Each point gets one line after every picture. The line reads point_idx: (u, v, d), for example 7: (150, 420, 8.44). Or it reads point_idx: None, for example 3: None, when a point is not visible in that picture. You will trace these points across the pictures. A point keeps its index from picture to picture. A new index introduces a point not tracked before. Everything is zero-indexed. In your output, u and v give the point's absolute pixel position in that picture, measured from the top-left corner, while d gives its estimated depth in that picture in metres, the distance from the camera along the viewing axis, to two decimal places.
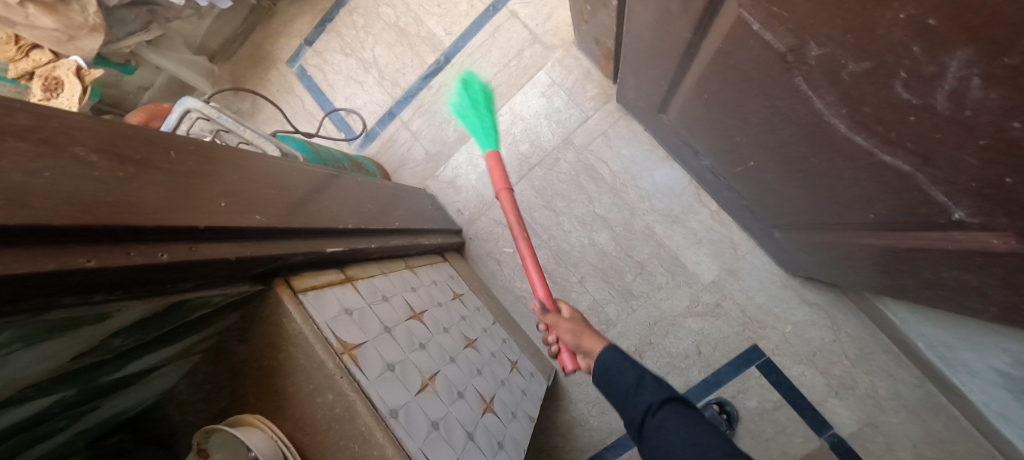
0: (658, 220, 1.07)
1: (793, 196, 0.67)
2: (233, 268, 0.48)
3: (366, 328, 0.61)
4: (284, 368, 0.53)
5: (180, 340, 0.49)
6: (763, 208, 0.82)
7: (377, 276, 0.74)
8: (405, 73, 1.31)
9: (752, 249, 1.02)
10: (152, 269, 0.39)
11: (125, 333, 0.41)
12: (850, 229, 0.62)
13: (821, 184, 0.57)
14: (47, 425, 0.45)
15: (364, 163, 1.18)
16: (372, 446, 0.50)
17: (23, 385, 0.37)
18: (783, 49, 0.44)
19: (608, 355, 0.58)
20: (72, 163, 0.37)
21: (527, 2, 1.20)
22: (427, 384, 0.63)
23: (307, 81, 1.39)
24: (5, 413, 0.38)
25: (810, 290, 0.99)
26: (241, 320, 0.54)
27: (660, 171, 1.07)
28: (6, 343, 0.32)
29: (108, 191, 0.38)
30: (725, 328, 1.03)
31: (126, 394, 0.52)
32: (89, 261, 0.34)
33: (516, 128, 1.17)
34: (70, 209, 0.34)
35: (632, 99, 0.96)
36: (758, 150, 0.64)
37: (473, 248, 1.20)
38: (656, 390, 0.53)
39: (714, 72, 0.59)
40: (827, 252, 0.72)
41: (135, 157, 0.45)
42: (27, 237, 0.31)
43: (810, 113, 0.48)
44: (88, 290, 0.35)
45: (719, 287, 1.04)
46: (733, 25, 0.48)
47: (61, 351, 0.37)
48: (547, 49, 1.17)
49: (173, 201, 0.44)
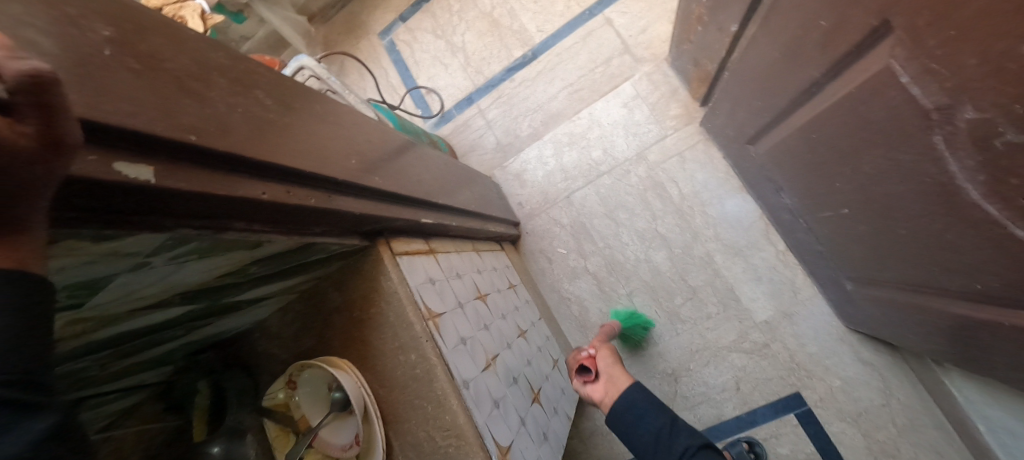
0: (720, 249, 1.06)
1: (885, 252, 0.65)
2: (353, 222, 0.52)
3: (445, 300, 0.64)
4: (373, 322, 0.57)
5: (292, 278, 0.54)
6: (842, 257, 0.80)
7: (452, 253, 0.78)
8: (490, 63, 1.33)
9: (814, 296, 1.00)
10: (300, 211, 0.43)
11: (262, 263, 0.45)
12: (942, 296, 0.60)
13: (925, 246, 0.56)
14: (170, 331, 0.50)
15: (438, 142, 1.22)
16: (445, 411, 0.53)
17: (178, 290, 0.42)
18: (929, 106, 0.43)
19: (644, 397, 0.60)
20: (255, 104, 0.42)
21: (625, 12, 1.21)
22: (490, 364, 0.66)
23: (394, 55, 1.44)
24: (155, 312, 0.43)
25: (868, 349, 0.96)
26: (341, 270, 0.58)
27: (731, 201, 1.06)
28: (189, 252, 0.36)
29: (278, 134, 0.43)
30: (770, 369, 1.02)
31: (232, 318, 0.57)
32: (264, 194, 0.38)
33: (591, 134, 1.18)
34: (255, 146, 0.38)
35: (720, 125, 0.96)
36: (859, 199, 0.63)
37: (527, 243, 1.22)
38: (690, 435, 0.56)
39: (833, 116, 0.58)
40: (906, 314, 0.70)
41: (294, 106, 0.49)
42: (226, 164, 0.35)
43: (938, 173, 0.47)
44: (252, 220, 0.39)
45: (771, 327, 1.02)
46: (875, 73, 0.48)
47: (216, 268, 0.42)
48: (636, 62, 1.17)
49: (319, 152, 0.48)
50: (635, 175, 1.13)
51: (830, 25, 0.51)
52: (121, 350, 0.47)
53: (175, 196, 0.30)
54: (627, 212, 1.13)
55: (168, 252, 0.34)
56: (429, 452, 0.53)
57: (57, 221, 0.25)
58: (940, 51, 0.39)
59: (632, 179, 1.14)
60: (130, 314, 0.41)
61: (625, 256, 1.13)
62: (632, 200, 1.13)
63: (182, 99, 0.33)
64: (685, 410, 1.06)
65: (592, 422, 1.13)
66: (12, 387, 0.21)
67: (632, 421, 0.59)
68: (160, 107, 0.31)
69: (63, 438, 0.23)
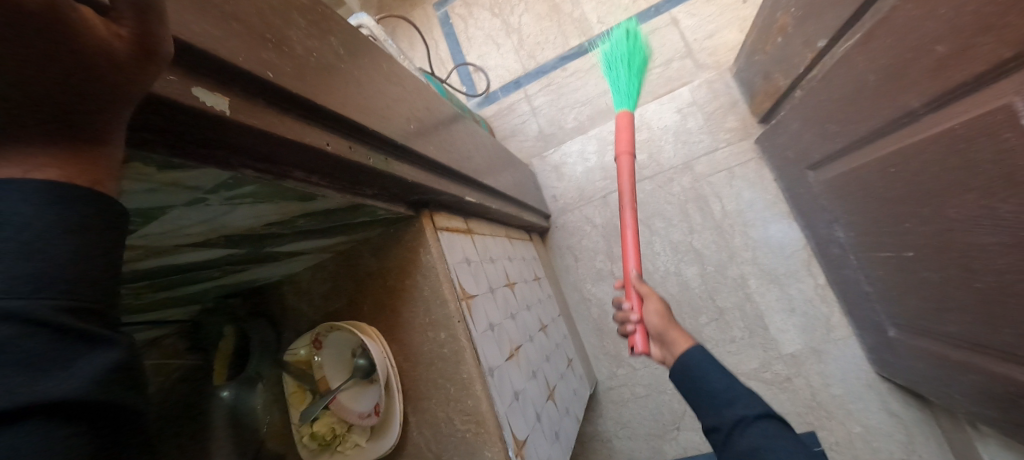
0: (755, 274, 1.02)
1: (950, 304, 0.61)
2: (404, 190, 0.50)
3: (478, 282, 0.63)
4: (407, 294, 0.55)
5: (333, 237, 0.52)
6: (893, 302, 0.76)
7: (488, 236, 0.76)
8: (544, 48, 1.29)
9: (848, 337, 0.96)
10: (359, 170, 0.41)
11: (310, 217, 0.44)
12: (1008, 361, 0.56)
13: (1003, 304, 0.52)
14: (206, 271, 0.49)
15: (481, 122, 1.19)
16: (468, 395, 0.51)
17: (226, 233, 0.41)
18: None
19: (696, 355, 0.49)
20: (329, 51, 0.40)
21: (694, 13, 1.15)
22: (514, 354, 0.64)
23: (447, 28, 1.41)
24: (198, 251, 0.42)
25: (897, 400, 0.91)
26: (381, 236, 0.57)
27: (776, 225, 1.02)
28: (247, 195, 0.35)
29: (347, 86, 0.41)
30: (788, 404, 0.98)
31: (267, 268, 0.56)
32: (328, 146, 0.36)
33: (638, 135, 1.14)
34: (325, 94, 0.36)
35: (782, 145, 0.91)
36: (933, 245, 0.59)
37: (555, 237, 1.19)
38: (750, 402, 0.44)
39: (925, 151, 0.54)
40: (957, 373, 0.66)
41: (364, 60, 0.47)
42: (295, 108, 0.33)
43: None
44: (312, 171, 0.38)
45: (797, 362, 0.98)
46: (991, 111, 0.44)
47: (266, 216, 0.40)
48: (698, 67, 1.12)
49: (382, 111, 0.46)
50: (678, 184, 1.09)
51: (947, 51, 0.47)
52: (158, 282, 0.46)
53: (247, 133, 0.29)
54: (664, 221, 1.10)
55: (228, 191, 0.33)
56: (445, 435, 0.52)
57: (133, 140, 0.24)
58: None
59: (674, 188, 1.09)
60: (176, 250, 0.40)
61: (655, 265, 1.09)
62: (671, 209, 1.09)
63: (264, 34, 0.31)
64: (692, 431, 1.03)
65: (594, 427, 1.11)
66: (76, 311, 0.18)
67: (694, 380, 0.48)
68: (244, 39, 0.29)
69: (124, 378, 0.20)
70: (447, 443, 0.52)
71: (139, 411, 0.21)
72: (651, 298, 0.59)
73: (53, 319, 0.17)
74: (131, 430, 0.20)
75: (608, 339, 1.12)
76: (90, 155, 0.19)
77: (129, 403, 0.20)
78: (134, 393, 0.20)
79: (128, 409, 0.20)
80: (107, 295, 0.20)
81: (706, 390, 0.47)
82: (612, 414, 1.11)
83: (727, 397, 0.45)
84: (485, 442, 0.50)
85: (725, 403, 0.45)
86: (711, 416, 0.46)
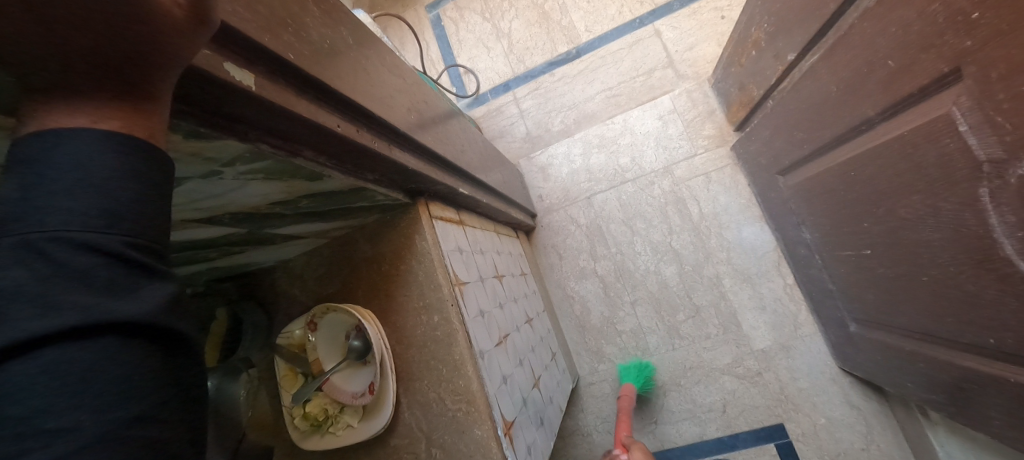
0: (729, 273, 1.08)
1: (902, 297, 0.67)
2: (403, 177, 0.52)
3: (469, 270, 0.65)
4: (401, 279, 0.57)
5: (331, 221, 0.54)
6: (854, 299, 0.82)
7: (478, 229, 0.78)
8: (533, 53, 1.33)
9: (814, 334, 1.02)
10: (364, 153, 0.43)
11: (313, 199, 0.46)
12: (951, 348, 0.61)
13: (945, 294, 0.58)
14: (204, 251, 0.50)
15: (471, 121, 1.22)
16: (459, 375, 0.54)
17: (231, 210, 0.42)
18: (982, 157, 0.45)
19: None
20: (339, 39, 0.42)
21: (675, 27, 1.22)
22: (502, 341, 0.67)
23: (439, 30, 1.44)
24: (202, 228, 0.43)
25: (857, 392, 0.98)
26: (378, 223, 0.59)
27: (749, 228, 1.08)
28: (258, 170, 0.36)
29: (355, 73, 0.43)
30: (759, 397, 1.03)
31: (263, 252, 0.57)
32: (337, 126, 0.38)
33: (622, 140, 1.19)
34: (335, 78, 0.39)
35: (754, 151, 0.97)
36: (887, 242, 0.65)
37: (540, 236, 1.23)
38: None
39: (880, 156, 0.60)
40: (908, 362, 0.72)
41: (370, 52, 0.49)
42: (309, 89, 0.35)
43: (977, 225, 0.48)
44: (320, 151, 0.40)
45: (766, 357, 1.04)
46: (934, 119, 0.49)
47: (272, 195, 0.42)
48: (678, 77, 1.18)
49: (385, 100, 0.48)
50: (658, 187, 1.14)
51: (897, 65, 0.52)
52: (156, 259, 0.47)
53: (267, 107, 0.31)
54: (645, 222, 1.14)
55: (242, 165, 0.35)
56: (437, 414, 0.54)
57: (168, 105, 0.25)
58: (1008, 103, 0.40)
59: (655, 191, 1.14)
60: (182, 224, 0.41)
61: (636, 265, 1.14)
62: (652, 211, 1.14)
63: (284, 17, 0.34)
64: (669, 424, 1.07)
65: (574, 421, 1.14)
66: (139, 247, 0.19)
67: None
68: (267, 20, 0.31)
69: (181, 311, 0.20)
70: (438, 422, 0.54)
71: (195, 346, 0.22)
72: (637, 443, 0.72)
73: (121, 251, 0.18)
74: (189, 363, 0.21)
75: (590, 336, 1.16)
76: (148, 107, 0.20)
77: (187, 336, 0.21)
78: (191, 328, 0.21)
79: (184, 342, 0.21)
80: (162, 235, 0.21)
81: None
82: (593, 408, 1.14)
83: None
84: (476, 421, 0.52)
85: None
86: None
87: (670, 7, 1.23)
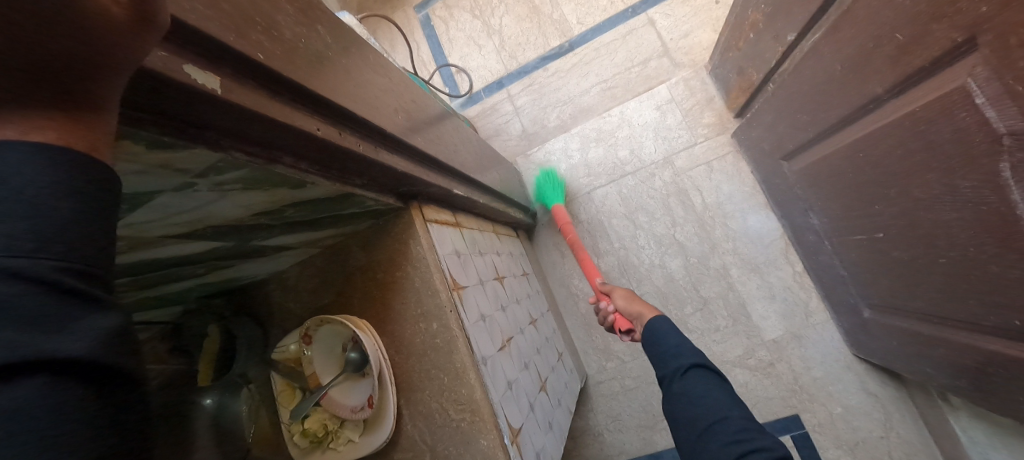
0: (736, 264, 1.05)
1: (919, 281, 0.64)
2: (393, 180, 0.50)
3: (468, 274, 0.63)
4: (397, 286, 0.55)
5: (321, 229, 0.52)
6: (866, 284, 0.79)
7: (476, 230, 0.76)
8: (525, 49, 1.31)
9: (826, 321, 0.99)
10: (349, 157, 0.41)
11: (299, 207, 0.44)
12: (974, 332, 0.59)
13: (965, 276, 0.55)
14: (189, 267, 0.48)
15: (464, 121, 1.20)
16: (461, 384, 0.51)
17: (211, 224, 0.40)
18: (1002, 130, 0.42)
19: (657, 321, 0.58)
20: (318, 40, 0.40)
21: (669, 15, 1.19)
22: (505, 345, 0.65)
23: (429, 30, 1.42)
24: (182, 243, 0.41)
25: (874, 380, 0.95)
26: (371, 230, 0.57)
27: (754, 216, 1.05)
28: (234, 181, 0.34)
29: (335, 74, 0.41)
30: (772, 389, 1.01)
31: (253, 265, 0.55)
32: (317, 130, 0.36)
33: (620, 132, 1.16)
34: (313, 79, 0.37)
35: (756, 137, 0.95)
36: (901, 225, 0.62)
37: (541, 234, 1.20)
38: (689, 354, 0.52)
39: (890, 136, 0.57)
40: (928, 347, 0.69)
41: (353, 54, 0.47)
42: (284, 92, 0.33)
43: (998, 201, 0.46)
44: (301, 158, 0.38)
45: (779, 347, 1.01)
46: (948, 93, 0.47)
47: (254, 206, 0.40)
48: (674, 66, 1.15)
49: (371, 101, 0.46)
50: (659, 179, 1.12)
51: (906, 38, 0.50)
52: (139, 277, 0.45)
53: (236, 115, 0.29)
54: (647, 215, 1.12)
55: (215, 175, 0.33)
56: (440, 426, 0.52)
57: (123, 114, 0.23)
58: None
59: (656, 182, 1.12)
60: (160, 241, 0.39)
61: (640, 259, 1.12)
62: (654, 203, 1.12)
63: (253, 15, 0.32)
64: None
65: (584, 422, 1.12)
66: (79, 275, 0.18)
67: (655, 340, 0.56)
68: (233, 19, 0.29)
69: (127, 345, 0.19)
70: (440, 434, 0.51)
71: (137, 380, 0.20)
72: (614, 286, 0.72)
73: (58, 280, 0.17)
74: (136, 396, 0.20)
75: (597, 333, 1.14)
76: (91, 118, 0.18)
77: (131, 370, 0.20)
78: (135, 361, 0.20)
79: (131, 374, 0.20)
80: (106, 261, 0.20)
81: (659, 345, 0.55)
82: (603, 407, 1.11)
83: (678, 352, 0.53)
84: (480, 431, 0.50)
85: (673, 356, 0.53)
86: (660, 367, 0.54)
87: None
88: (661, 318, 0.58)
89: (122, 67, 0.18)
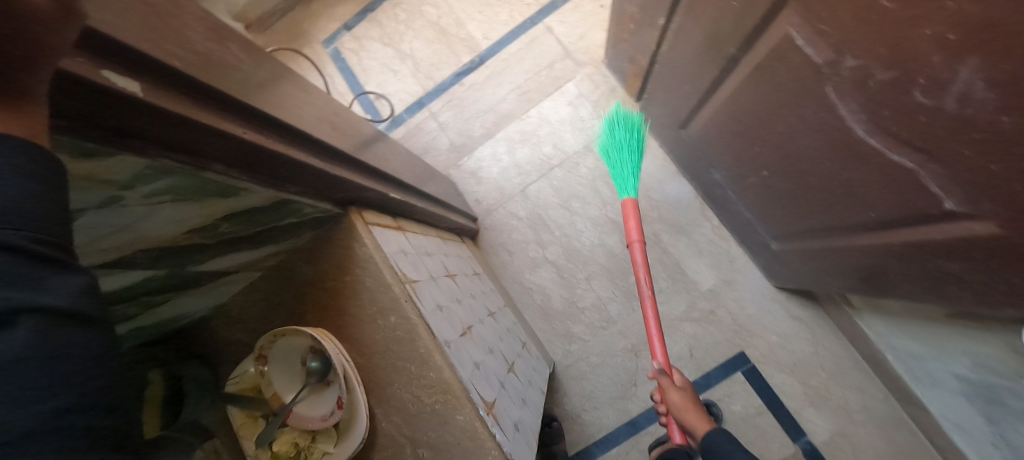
0: (665, 229, 1.16)
1: (801, 204, 0.77)
2: (328, 185, 0.51)
3: (418, 270, 0.65)
4: (349, 290, 0.56)
5: (260, 246, 0.52)
6: (768, 220, 0.91)
7: (420, 234, 0.79)
8: (439, 68, 1.37)
9: (747, 263, 1.12)
10: (280, 161, 0.43)
11: (234, 219, 0.44)
12: (849, 234, 0.71)
13: (829, 189, 0.67)
14: (121, 308, 0.46)
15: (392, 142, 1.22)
16: (429, 368, 0.53)
17: (142, 247, 0.40)
18: (820, 62, 0.54)
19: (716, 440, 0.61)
20: (229, 54, 0.42)
21: (564, 21, 1.31)
22: (466, 331, 0.67)
23: (340, 62, 1.43)
24: (111, 275, 0.40)
25: (795, 305, 1.09)
26: (313, 241, 0.57)
27: (671, 185, 1.17)
28: (163, 190, 0.35)
29: (253, 85, 0.43)
30: (718, 334, 1.11)
31: (191, 297, 0.53)
32: (243, 133, 0.38)
33: (540, 131, 1.25)
34: (232, 87, 0.38)
35: (656, 114, 1.07)
36: (777, 159, 0.74)
37: (486, 237, 1.24)
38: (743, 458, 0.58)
39: (750, 86, 0.69)
40: (822, 260, 0.82)
41: (267, 70, 0.49)
42: (204, 98, 0.35)
43: (833, 119, 0.57)
44: (230, 164, 0.39)
45: (715, 295, 1.12)
46: (778, 41, 0.58)
47: (187, 221, 0.40)
48: (577, 65, 1.27)
49: (293, 110, 0.48)
50: (584, 167, 1.21)
51: (742, 4, 0.61)
52: None
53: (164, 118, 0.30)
54: (580, 201, 1.20)
55: (144, 185, 0.33)
56: (416, 413, 0.53)
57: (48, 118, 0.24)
58: (824, 12, 0.49)
59: (581, 170, 1.21)
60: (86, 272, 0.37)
61: (581, 242, 1.19)
62: (583, 189, 1.20)
63: (161, 30, 0.33)
64: (648, 382, 1.13)
65: (562, 407, 1.16)
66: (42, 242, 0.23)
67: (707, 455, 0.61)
68: (145, 31, 0.31)
69: (87, 297, 0.25)
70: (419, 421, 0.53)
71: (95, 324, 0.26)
72: (675, 388, 0.68)
73: (24, 245, 0.22)
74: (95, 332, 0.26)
75: (556, 320, 1.19)
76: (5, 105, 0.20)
77: (91, 312, 0.26)
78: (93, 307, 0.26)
79: (94, 320, 0.26)
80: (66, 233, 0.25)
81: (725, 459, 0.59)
82: (576, 389, 1.16)
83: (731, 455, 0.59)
84: (456, 408, 0.52)
85: None
86: None
87: (554, 4, 1.32)
88: (719, 437, 0.61)
89: (38, 60, 0.20)
